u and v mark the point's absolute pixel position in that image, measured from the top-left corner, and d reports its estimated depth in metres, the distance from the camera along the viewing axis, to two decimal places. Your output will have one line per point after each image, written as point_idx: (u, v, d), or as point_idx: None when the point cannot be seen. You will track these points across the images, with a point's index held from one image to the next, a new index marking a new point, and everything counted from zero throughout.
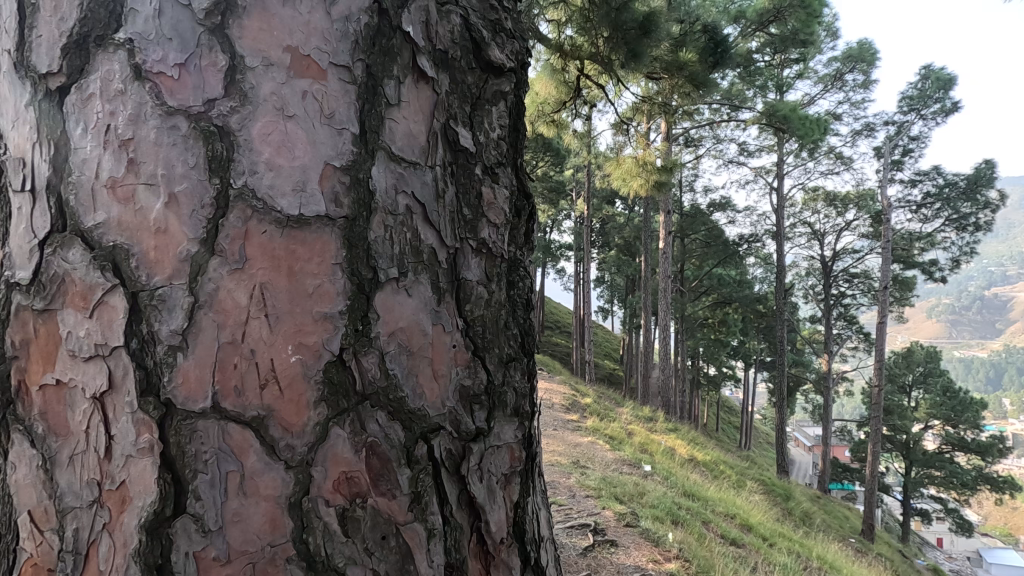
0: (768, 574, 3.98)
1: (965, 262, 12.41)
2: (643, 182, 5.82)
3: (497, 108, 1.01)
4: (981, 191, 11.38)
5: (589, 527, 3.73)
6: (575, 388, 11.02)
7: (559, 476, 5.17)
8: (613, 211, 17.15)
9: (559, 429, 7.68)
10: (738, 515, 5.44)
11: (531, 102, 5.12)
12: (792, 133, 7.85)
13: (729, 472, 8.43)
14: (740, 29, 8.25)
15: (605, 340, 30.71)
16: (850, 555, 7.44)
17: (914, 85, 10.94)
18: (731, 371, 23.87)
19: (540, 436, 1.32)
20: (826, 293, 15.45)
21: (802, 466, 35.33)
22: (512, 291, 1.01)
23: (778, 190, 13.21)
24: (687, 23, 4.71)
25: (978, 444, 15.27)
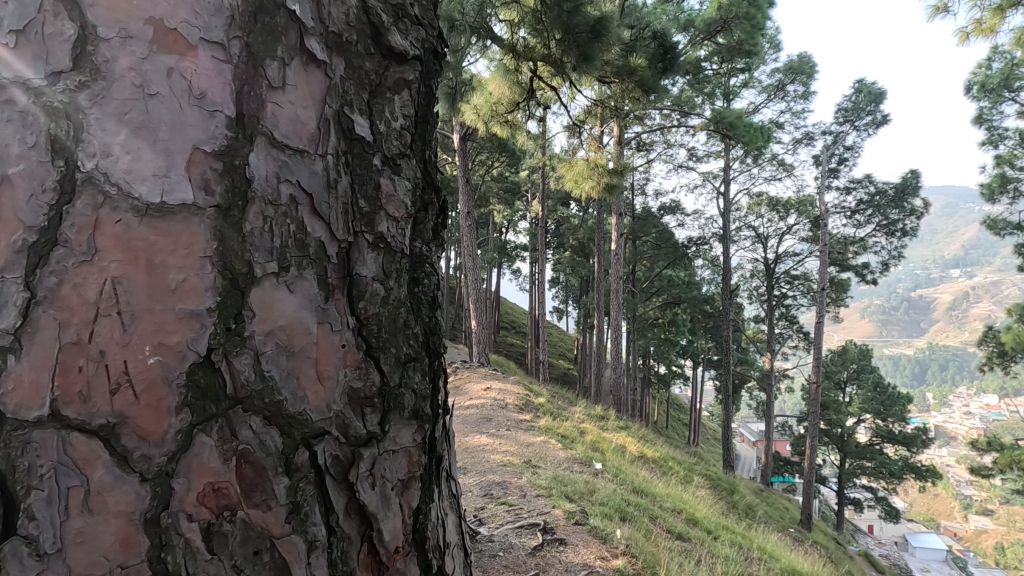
0: (712, 567, 4.09)
1: (894, 265, 13.20)
2: (595, 184, 5.91)
3: (400, 97, 0.97)
4: (907, 199, 12.14)
5: (538, 527, 3.71)
6: (528, 388, 11.02)
7: (510, 477, 5.15)
8: (567, 212, 17.34)
9: (511, 429, 7.68)
10: (684, 511, 5.57)
11: (484, 102, 5.16)
12: (738, 140, 8.15)
13: (677, 468, 8.66)
14: (689, 37, 8.52)
15: (560, 340, 31.13)
16: (788, 544, 7.78)
17: (849, 98, 11.54)
18: (680, 369, 24.56)
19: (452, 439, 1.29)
20: (769, 293, 16.15)
21: (748, 462, 36.91)
22: (415, 289, 0.97)
23: (725, 195, 13.72)
24: (637, 28, 4.84)
25: (904, 435, 16.29)
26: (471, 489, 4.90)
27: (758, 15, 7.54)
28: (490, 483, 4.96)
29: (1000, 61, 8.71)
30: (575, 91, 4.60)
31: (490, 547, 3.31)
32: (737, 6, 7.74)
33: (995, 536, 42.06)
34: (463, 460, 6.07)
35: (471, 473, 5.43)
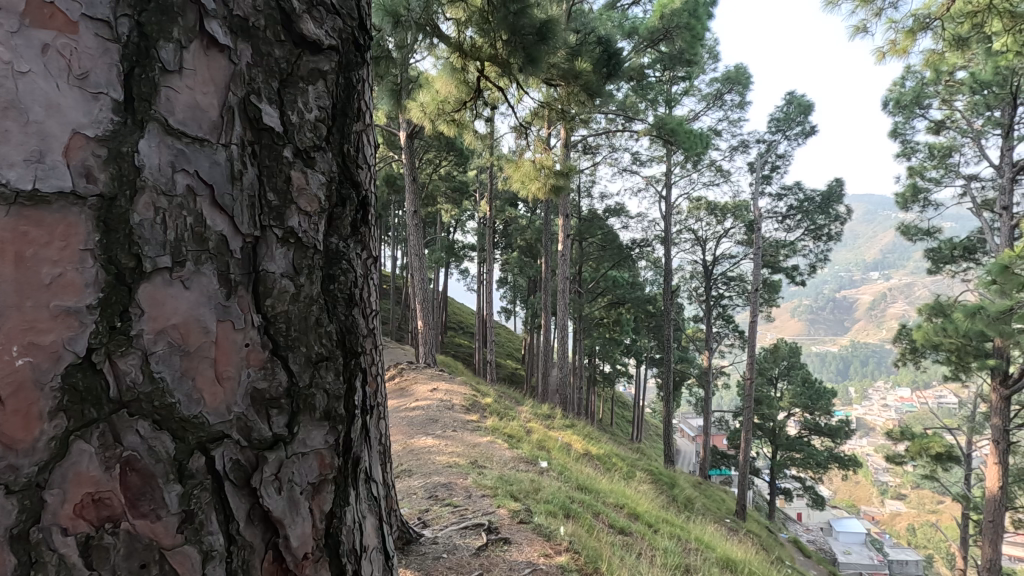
0: (652, 559, 4.20)
1: (820, 267, 14.05)
2: (541, 185, 5.97)
3: (313, 88, 0.94)
4: (833, 206, 12.92)
5: (482, 527, 3.69)
6: (475, 388, 10.98)
7: (455, 478, 5.12)
8: (515, 212, 17.43)
9: (458, 429, 7.63)
10: (627, 505, 5.71)
11: (431, 100, 5.13)
12: (679, 146, 8.45)
13: (620, 464, 8.86)
14: (633, 44, 8.77)
15: (508, 340, 31.30)
16: (724, 534, 8.13)
17: (781, 109, 12.18)
18: (624, 368, 25.21)
19: (370, 442, 1.25)
20: (708, 293, 16.84)
21: (688, 455, 38.35)
22: (330, 286, 0.95)
23: (666, 199, 14.19)
24: (582, 33, 4.95)
25: (829, 427, 17.34)
26: (415, 491, 4.84)
27: (698, 26, 7.89)
28: (435, 485, 4.91)
29: (913, 80, 9.40)
30: (523, 93, 4.64)
31: (434, 550, 3.27)
32: (678, 16, 8.05)
33: (908, 519, 45.48)
34: (408, 462, 5.99)
35: (416, 475, 5.37)
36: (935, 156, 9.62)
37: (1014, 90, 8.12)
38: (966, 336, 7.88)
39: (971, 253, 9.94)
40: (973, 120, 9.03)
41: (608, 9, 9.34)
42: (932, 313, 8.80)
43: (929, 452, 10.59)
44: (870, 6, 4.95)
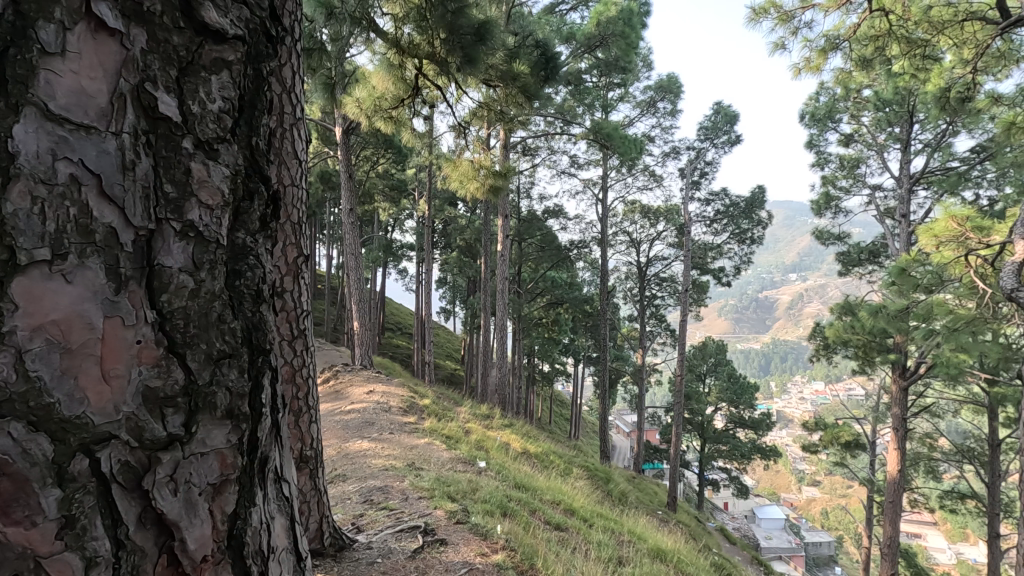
0: (586, 553, 4.32)
1: (744, 268, 14.88)
2: (479, 185, 5.99)
3: (217, 78, 0.91)
4: (755, 211, 13.71)
5: (419, 528, 3.67)
6: (413, 390, 10.86)
7: (391, 481, 5.05)
8: (455, 212, 17.39)
9: (395, 432, 7.52)
10: (563, 502, 5.83)
11: (368, 97, 5.03)
12: (614, 150, 8.71)
13: (558, 462, 9.03)
14: (571, 49, 8.99)
15: (447, 341, 31.14)
16: (655, 525, 8.47)
17: (709, 117, 12.80)
18: (563, 367, 25.68)
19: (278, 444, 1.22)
20: (641, 294, 17.47)
21: (623, 452, 39.66)
22: (235, 282, 0.93)
23: (603, 202, 14.62)
24: (521, 37, 5.07)
25: (753, 420, 18.41)
26: (350, 496, 4.73)
27: (632, 35, 8.19)
28: (371, 489, 4.83)
29: (825, 95, 10.10)
30: (462, 93, 4.67)
31: (368, 555, 3.21)
32: (614, 24, 8.30)
33: (821, 503, 49.08)
34: (343, 466, 5.85)
35: (352, 480, 5.25)
36: (845, 166, 10.40)
37: (910, 109, 8.97)
38: (869, 333, 8.60)
39: (876, 256, 10.82)
40: (877, 134, 9.86)
41: (546, 13, 9.52)
42: (842, 312, 9.47)
43: (840, 441, 11.40)
44: (787, 25, 5.32)
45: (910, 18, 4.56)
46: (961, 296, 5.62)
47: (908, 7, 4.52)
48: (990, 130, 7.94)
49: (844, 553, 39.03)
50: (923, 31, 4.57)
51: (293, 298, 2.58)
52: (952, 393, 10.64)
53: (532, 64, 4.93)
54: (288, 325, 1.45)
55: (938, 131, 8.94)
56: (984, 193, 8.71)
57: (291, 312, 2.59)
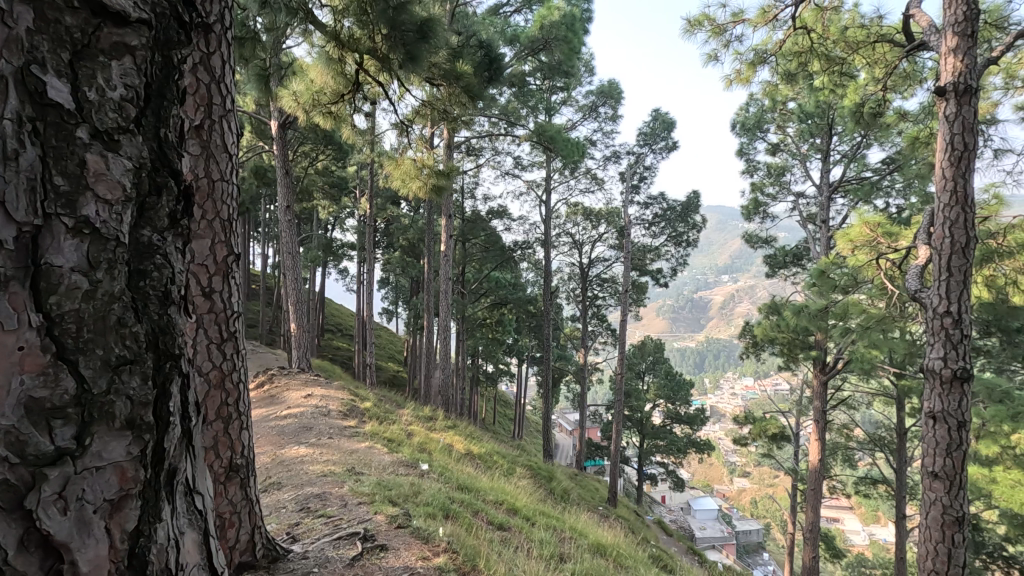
0: (528, 551, 4.36)
1: (680, 270, 15.46)
2: (421, 184, 5.91)
3: (119, 64, 0.85)
4: (690, 215, 14.29)
5: (358, 535, 3.58)
6: (354, 392, 10.58)
7: (330, 487, 4.90)
8: (398, 211, 17.10)
9: (334, 436, 7.30)
10: (505, 501, 5.85)
11: (305, 91, 4.83)
12: (557, 153, 8.83)
13: (501, 462, 9.07)
14: (514, 51, 9.07)
15: (390, 343, 30.57)
16: (596, 521, 8.65)
17: (648, 124, 13.22)
18: (506, 367, 25.77)
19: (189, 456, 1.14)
20: (584, 294, 17.81)
21: (565, 450, 40.30)
22: (140, 282, 0.87)
23: (546, 203, 14.80)
24: (464, 37, 5.09)
25: (688, 416, 19.15)
26: (285, 505, 4.54)
27: (575, 40, 8.33)
28: (308, 496, 4.66)
29: (754, 106, 10.63)
30: (404, 90, 4.60)
31: (303, 565, 3.09)
32: (556, 28, 8.41)
33: (751, 494, 51.83)
34: (278, 474, 5.61)
35: (287, 487, 5.04)
36: (772, 174, 11.02)
37: (830, 122, 9.62)
38: (793, 331, 9.13)
39: (799, 259, 11.53)
40: (800, 145, 10.50)
41: (490, 14, 9.55)
42: (769, 311, 10.01)
43: (767, 433, 12.03)
44: (720, 38, 5.57)
45: (829, 37, 4.90)
46: (873, 297, 6.07)
47: (827, 26, 4.84)
48: (898, 144, 8.62)
49: (771, 540, 41.37)
50: (840, 50, 4.89)
51: (223, 299, 2.49)
52: (866, 386, 11.48)
53: (476, 64, 5.00)
54: (201, 324, 1.37)
55: (854, 143, 9.62)
56: (893, 201, 9.45)
57: (221, 313, 2.49)
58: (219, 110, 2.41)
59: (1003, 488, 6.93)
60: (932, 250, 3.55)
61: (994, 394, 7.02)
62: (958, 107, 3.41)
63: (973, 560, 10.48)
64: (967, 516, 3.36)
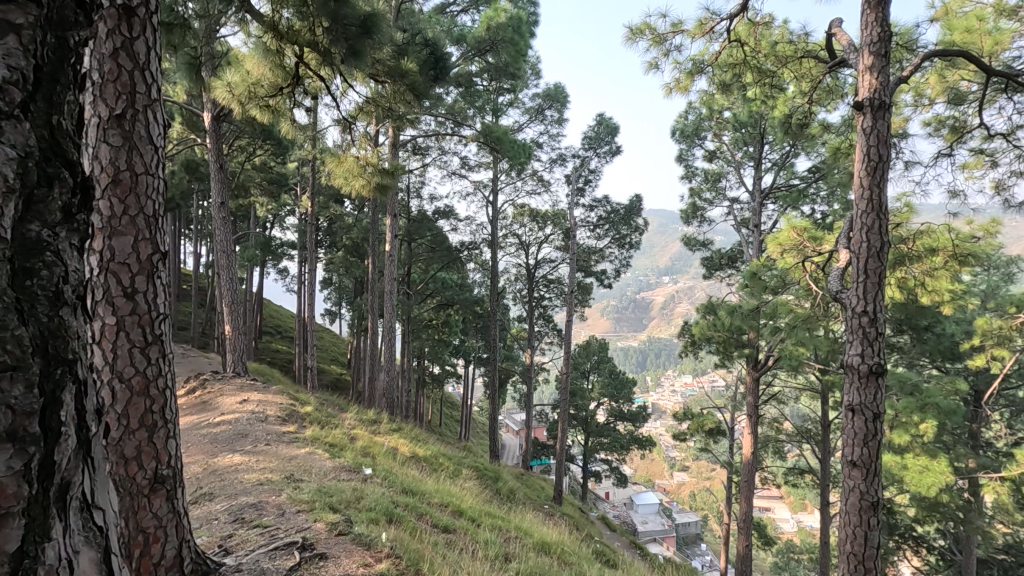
0: (473, 553, 4.33)
1: (623, 271, 15.84)
2: (365, 183, 5.77)
3: (2, 44, 0.78)
4: (633, 219, 14.66)
5: (296, 545, 3.45)
6: (293, 397, 10.21)
7: (266, 496, 4.69)
8: (341, 210, 16.67)
9: (271, 442, 7.02)
10: (451, 504, 5.80)
11: (241, 82, 4.62)
12: (504, 154, 8.86)
13: (447, 464, 8.99)
14: (461, 51, 9.03)
15: (333, 345, 29.75)
16: (542, 519, 8.74)
17: (592, 128, 13.51)
18: (453, 368, 25.63)
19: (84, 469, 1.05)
20: (530, 294, 17.93)
21: (512, 450, 40.55)
22: (28, 280, 0.80)
23: (493, 204, 14.80)
24: (408, 34, 5.02)
25: (631, 413, 19.65)
26: (216, 517, 4.31)
27: (521, 42, 8.38)
28: (242, 506, 4.45)
29: (693, 114, 11.03)
30: (346, 86, 4.48)
31: None
32: (503, 30, 8.41)
33: (690, 488, 53.84)
34: (211, 484, 5.34)
35: (220, 498, 4.79)
36: (709, 180, 11.49)
37: (761, 131, 10.13)
38: (728, 330, 9.53)
39: (734, 261, 12.08)
40: (735, 152, 10.99)
41: (436, 13, 9.46)
42: (706, 311, 10.41)
43: (704, 428, 12.51)
44: (660, 47, 5.75)
45: (760, 51, 5.15)
46: (799, 297, 6.45)
47: (759, 40, 5.11)
48: (823, 154, 9.17)
49: (709, 531, 43.20)
50: (771, 63, 5.15)
51: (147, 300, 2.32)
52: (794, 381, 12.16)
53: (422, 61, 5.11)
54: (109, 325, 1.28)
55: (783, 152, 10.18)
56: (818, 208, 10.05)
57: (145, 315, 2.31)
58: (143, 100, 2.26)
59: (913, 474, 7.52)
60: (851, 254, 3.80)
61: (905, 387, 7.69)
62: (874, 120, 3.67)
63: (887, 540, 11.32)
64: (881, 501, 3.61)
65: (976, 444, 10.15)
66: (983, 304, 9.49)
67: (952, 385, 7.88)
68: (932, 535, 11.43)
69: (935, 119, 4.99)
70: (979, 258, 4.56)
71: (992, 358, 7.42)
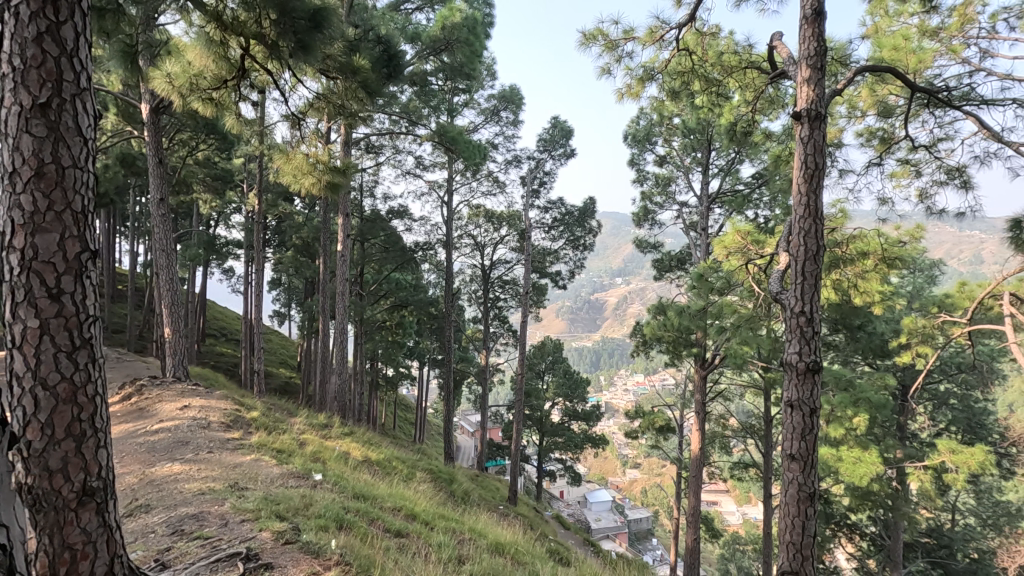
0: (427, 556, 4.28)
1: (578, 272, 16.01)
2: (315, 181, 5.60)
3: None
4: (587, 220, 14.89)
5: (240, 555, 3.32)
6: (239, 401, 9.82)
7: (208, 506, 4.50)
8: (291, 208, 16.18)
9: (215, 449, 6.73)
10: (405, 507, 5.72)
11: (182, 73, 4.42)
12: (459, 154, 8.82)
13: (400, 467, 8.86)
14: (415, 49, 8.92)
15: (283, 348, 28.85)
16: (497, 520, 8.74)
17: (547, 131, 13.65)
18: (407, 371, 25.29)
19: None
20: (485, 295, 17.91)
21: (467, 452, 40.44)
22: None
23: (448, 204, 14.69)
24: (361, 32, 4.97)
25: (585, 412, 19.94)
26: (153, 529, 4.10)
27: (476, 43, 8.44)
28: (181, 517, 4.25)
29: (644, 120, 11.30)
30: (296, 81, 4.35)
31: None
32: (458, 30, 8.40)
33: (642, 485, 55.09)
34: (147, 495, 5.06)
35: (157, 510, 4.54)
36: (659, 184, 11.81)
37: (708, 138, 10.50)
38: (678, 330, 9.81)
39: (683, 263, 12.45)
40: (684, 158, 11.33)
41: (391, 10, 9.32)
42: (657, 312, 10.67)
43: (655, 426, 12.82)
44: (613, 52, 5.85)
45: (707, 60, 5.34)
46: (742, 298, 6.68)
47: (706, 50, 5.30)
48: (765, 161, 9.61)
49: (660, 525, 44.30)
50: (717, 73, 5.34)
51: (76, 301, 2.01)
52: (739, 379, 12.64)
53: (374, 59, 5.08)
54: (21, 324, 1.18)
55: (729, 158, 10.58)
56: (761, 213, 10.49)
57: (72, 317, 2.00)
58: (73, 88, 2.02)
59: (847, 465, 7.97)
60: (791, 257, 3.98)
61: (840, 383, 8.13)
62: (811, 129, 3.86)
63: (823, 529, 11.92)
64: (817, 492, 3.80)
65: (903, 435, 10.85)
66: (909, 304, 10.16)
67: (882, 380, 8.36)
68: (864, 522, 12.11)
69: (867, 130, 5.29)
70: (905, 260, 4.87)
71: (917, 354, 7.94)
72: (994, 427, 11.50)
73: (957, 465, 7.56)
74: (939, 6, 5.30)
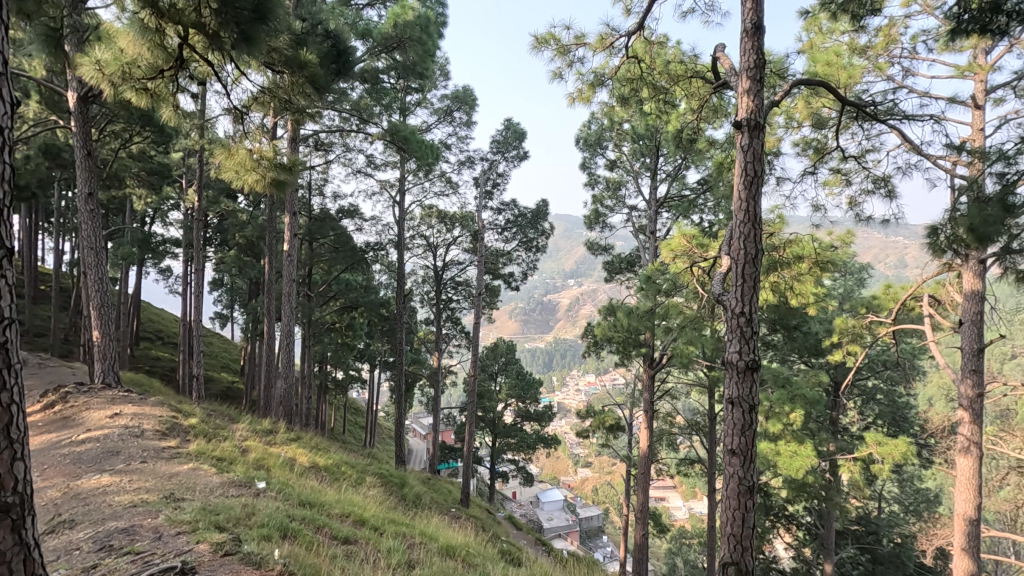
0: (376, 564, 4.19)
1: (530, 273, 16.07)
2: (260, 178, 5.37)
3: None
4: (539, 222, 15.04)
5: (174, 570, 3.15)
6: (176, 408, 9.32)
7: (140, 519, 4.25)
8: (234, 206, 15.54)
9: (148, 459, 6.36)
10: (353, 513, 5.59)
11: (113, 60, 4.17)
12: (410, 153, 8.71)
13: (349, 472, 8.64)
14: (366, 46, 8.71)
15: (225, 351, 27.68)
16: (448, 522, 8.68)
17: (501, 133, 13.67)
18: (358, 373, 24.78)
19: None
20: (438, 297, 17.73)
21: (419, 455, 39.95)
22: None
23: (399, 204, 14.45)
24: (308, 26, 4.83)
25: (537, 413, 20.08)
26: (78, 546, 3.83)
27: (430, 43, 8.45)
28: (110, 532, 3.99)
29: (595, 124, 11.50)
30: (239, 74, 4.19)
31: None
32: (411, 29, 8.33)
33: (593, 483, 55.99)
34: (72, 509, 4.72)
35: (82, 525, 4.26)
36: (610, 188, 12.06)
37: (657, 144, 10.78)
38: (627, 330, 10.03)
39: (632, 265, 12.75)
40: (633, 162, 11.60)
41: (341, 4, 9.11)
42: (607, 313, 10.89)
43: (605, 425, 13.05)
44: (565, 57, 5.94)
45: (655, 68, 5.50)
46: (687, 300, 6.90)
47: (653, 59, 5.47)
48: (710, 167, 9.99)
49: (610, 522, 45.16)
50: (665, 81, 5.51)
51: None
52: (685, 377, 13.05)
53: (322, 54, 4.96)
54: None
55: (676, 164, 10.93)
56: (705, 217, 10.87)
57: None
58: None
59: (785, 458, 8.37)
60: (732, 260, 4.13)
61: (778, 380, 8.52)
62: (751, 138, 4.01)
63: (764, 521, 12.44)
64: (756, 485, 3.96)
65: (836, 429, 11.47)
66: (839, 305, 10.76)
67: (816, 377, 8.79)
68: (800, 514, 12.72)
69: (803, 140, 5.58)
70: (836, 264, 5.16)
71: (848, 353, 8.42)
72: (915, 420, 12.36)
73: (883, 456, 8.06)
74: (867, 26, 5.66)
